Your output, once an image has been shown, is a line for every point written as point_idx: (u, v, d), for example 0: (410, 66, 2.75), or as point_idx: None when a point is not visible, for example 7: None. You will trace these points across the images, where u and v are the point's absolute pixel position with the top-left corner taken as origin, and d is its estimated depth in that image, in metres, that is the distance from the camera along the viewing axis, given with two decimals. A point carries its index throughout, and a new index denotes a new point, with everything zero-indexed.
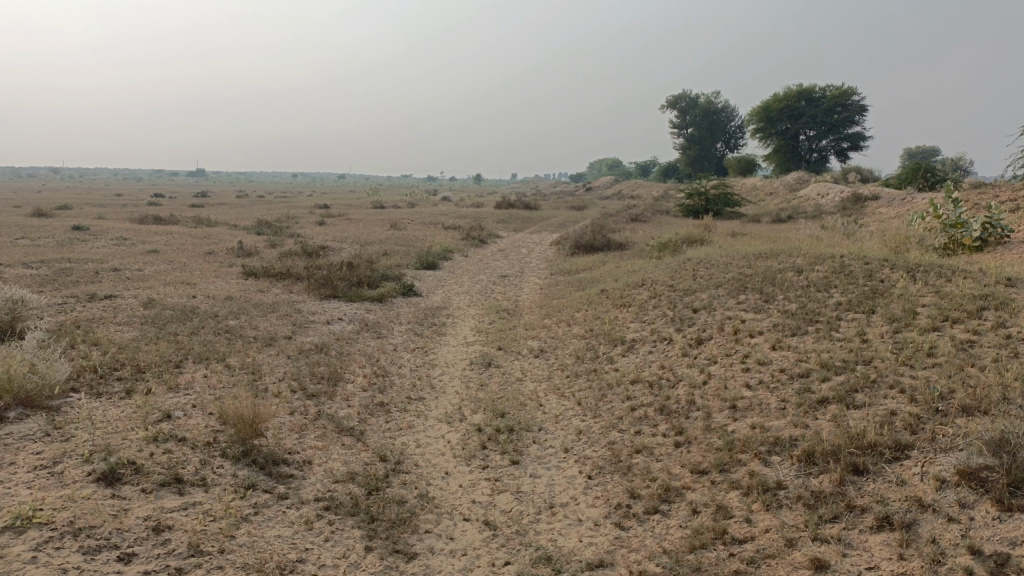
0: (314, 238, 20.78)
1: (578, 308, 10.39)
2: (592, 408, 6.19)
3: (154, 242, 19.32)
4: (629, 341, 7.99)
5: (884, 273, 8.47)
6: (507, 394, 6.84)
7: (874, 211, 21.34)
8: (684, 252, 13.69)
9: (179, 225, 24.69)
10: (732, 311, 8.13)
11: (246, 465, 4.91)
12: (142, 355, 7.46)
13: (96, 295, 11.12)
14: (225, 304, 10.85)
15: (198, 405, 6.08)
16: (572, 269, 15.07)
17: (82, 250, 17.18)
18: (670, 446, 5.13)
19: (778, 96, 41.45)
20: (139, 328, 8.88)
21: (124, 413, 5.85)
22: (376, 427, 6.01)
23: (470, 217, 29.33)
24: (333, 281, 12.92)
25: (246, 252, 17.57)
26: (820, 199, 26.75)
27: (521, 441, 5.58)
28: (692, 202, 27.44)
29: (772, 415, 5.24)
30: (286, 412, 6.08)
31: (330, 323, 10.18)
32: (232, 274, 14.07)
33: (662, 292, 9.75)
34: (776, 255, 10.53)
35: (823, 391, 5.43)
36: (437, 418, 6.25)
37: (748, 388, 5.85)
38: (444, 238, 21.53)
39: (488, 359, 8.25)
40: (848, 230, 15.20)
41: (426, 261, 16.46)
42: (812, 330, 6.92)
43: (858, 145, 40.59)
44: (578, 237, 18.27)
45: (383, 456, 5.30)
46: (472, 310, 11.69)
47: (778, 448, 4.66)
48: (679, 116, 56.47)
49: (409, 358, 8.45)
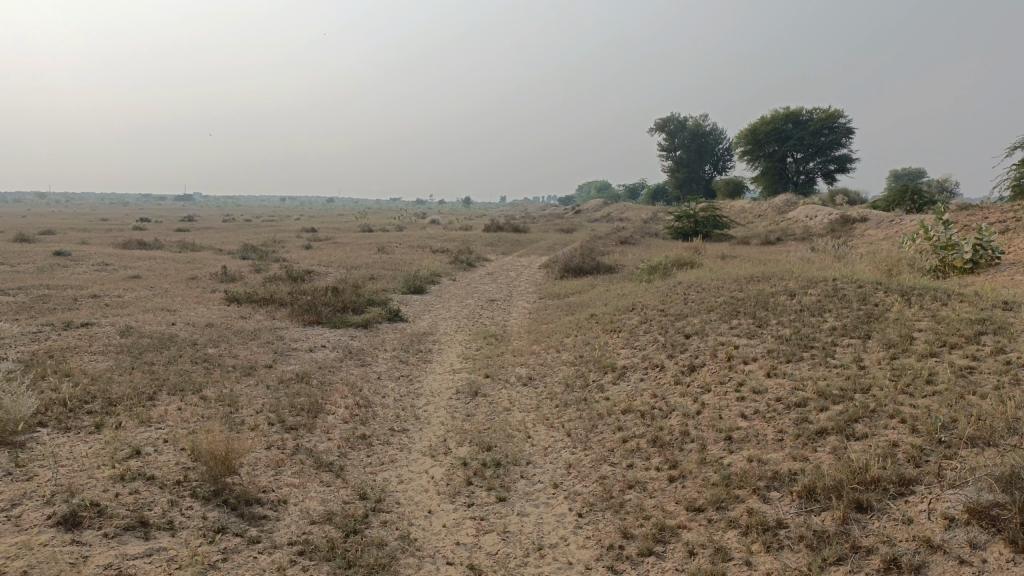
0: (301, 263, 20.55)
1: (567, 333, 10.19)
2: (582, 440, 5.96)
3: (137, 267, 19.03)
4: (620, 368, 7.77)
5: (878, 296, 8.32)
6: (494, 425, 6.60)
7: (863, 233, 21.33)
8: (674, 276, 13.53)
9: (164, 250, 24.38)
10: (724, 336, 7.94)
11: (217, 505, 4.64)
12: (115, 387, 7.18)
13: (73, 323, 10.83)
14: (206, 332, 10.58)
15: (170, 440, 5.81)
16: (561, 293, 14.89)
17: (64, 276, 16.86)
18: (663, 481, 4.90)
19: (764, 119, 41.70)
20: (115, 358, 8.60)
21: (91, 449, 5.57)
22: (357, 462, 5.76)
23: (459, 240, 29.17)
24: (317, 307, 12.68)
25: (230, 277, 17.31)
26: (808, 221, 26.75)
27: (508, 476, 5.34)
28: (681, 225, 27.41)
29: (769, 447, 5.02)
30: (262, 446, 5.82)
31: (313, 351, 9.93)
32: (216, 300, 13.81)
33: (653, 316, 9.56)
34: (768, 278, 10.38)
35: (821, 422, 5.23)
36: (421, 452, 6.00)
37: (743, 419, 5.64)
38: (433, 262, 21.34)
39: (475, 387, 8.01)
40: (838, 253, 15.12)
41: (413, 285, 16.25)
42: (807, 357, 6.73)
43: (844, 167, 40.84)
44: (567, 261, 18.12)
45: (363, 494, 5.04)
46: (459, 336, 11.47)
47: (777, 483, 4.44)
48: (666, 139, 56.77)
49: (394, 387, 8.20)
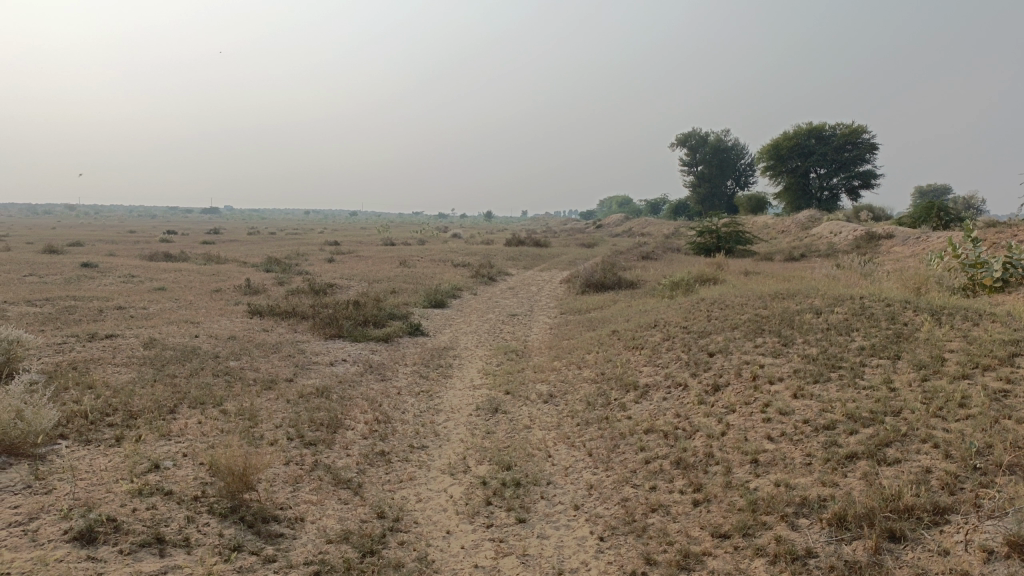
0: (322, 276, 20.62)
1: (588, 349, 10.09)
2: (603, 460, 5.85)
3: (162, 279, 19.20)
4: (642, 386, 7.66)
5: (907, 315, 8.14)
6: (514, 443, 6.51)
7: (889, 250, 21.02)
8: (697, 292, 13.38)
9: (189, 262, 24.62)
10: (749, 355, 7.80)
11: (234, 522, 4.60)
12: (136, 399, 7.19)
13: (97, 334, 10.90)
14: (227, 344, 10.61)
15: (189, 455, 5.79)
16: (582, 308, 14.79)
17: (90, 287, 17.05)
18: (687, 505, 4.78)
19: (788, 134, 41.42)
20: (137, 370, 8.63)
21: (110, 463, 5.56)
22: (375, 479, 5.69)
23: (480, 254, 29.17)
24: (338, 320, 12.69)
25: (253, 290, 17.40)
26: (833, 237, 26.44)
27: (528, 497, 5.25)
28: (704, 240, 27.22)
29: (796, 471, 4.89)
30: (280, 462, 5.77)
31: (333, 365, 9.91)
32: (238, 313, 13.87)
33: (676, 333, 9.43)
34: (793, 295, 10.22)
35: (851, 445, 5.09)
36: (440, 469, 5.93)
37: (769, 441, 5.51)
38: (454, 276, 21.33)
39: (495, 404, 7.93)
40: (865, 270, 14.88)
41: (434, 299, 16.24)
42: (835, 377, 6.57)
43: (869, 183, 40.40)
44: (589, 276, 18.03)
45: (381, 512, 4.97)
46: (480, 351, 11.40)
47: (805, 510, 4.31)
48: (689, 154, 56.55)
49: (413, 402, 8.15)
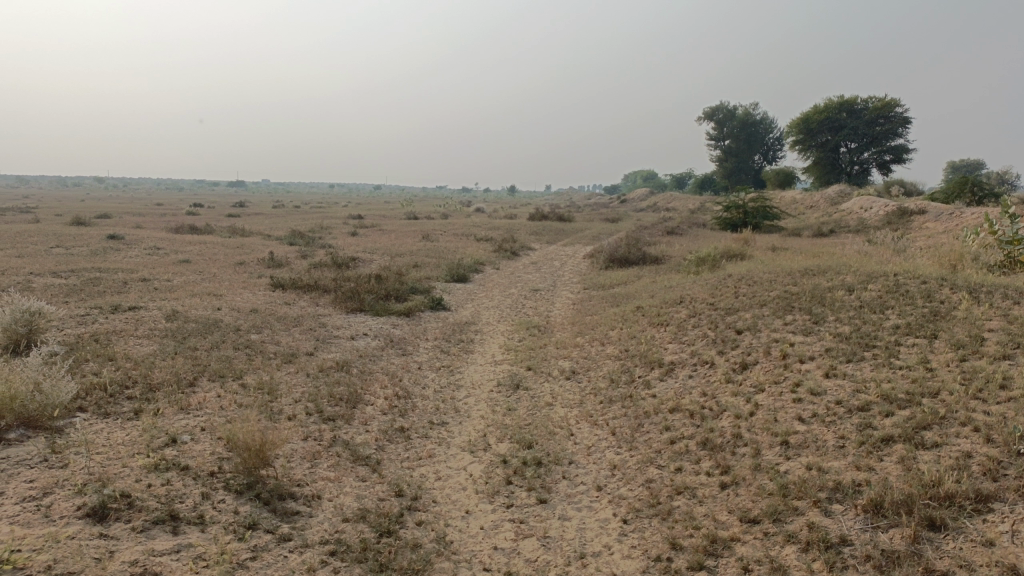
0: (345, 249, 20.57)
1: (612, 325, 9.90)
2: (627, 440, 5.70)
3: (187, 252, 19.24)
4: (667, 363, 7.48)
5: (943, 293, 7.86)
6: (536, 421, 6.38)
7: (921, 226, 20.51)
8: (724, 268, 13.09)
9: (214, 235, 24.68)
10: (778, 333, 7.58)
11: (249, 499, 4.52)
12: (156, 372, 7.16)
13: (120, 306, 10.91)
14: (249, 317, 10.57)
15: (207, 429, 5.73)
16: (605, 283, 14.58)
17: (114, 259, 17.11)
18: (714, 488, 4.62)
19: (818, 107, 40.53)
20: (158, 343, 8.59)
21: (128, 437, 5.51)
22: (394, 456, 5.59)
23: (503, 229, 28.93)
24: (360, 294, 12.60)
25: (276, 263, 17.37)
26: (863, 213, 25.84)
27: (549, 476, 5.11)
28: (730, 215, 26.78)
29: (829, 455, 4.70)
30: (298, 437, 5.70)
31: (354, 339, 9.83)
32: (260, 285, 13.84)
33: (702, 310, 9.21)
34: (824, 272, 9.94)
35: (887, 428, 4.88)
36: (460, 447, 5.82)
37: (800, 422, 5.32)
38: (477, 251, 21.17)
39: (516, 380, 7.79)
40: (897, 246, 14.50)
41: (456, 273, 16.11)
42: (869, 357, 6.34)
43: (901, 157, 39.46)
44: (612, 251, 17.78)
45: (399, 490, 4.87)
46: (502, 326, 11.26)
47: (839, 496, 4.13)
48: (716, 128, 55.62)
49: (434, 378, 8.04)
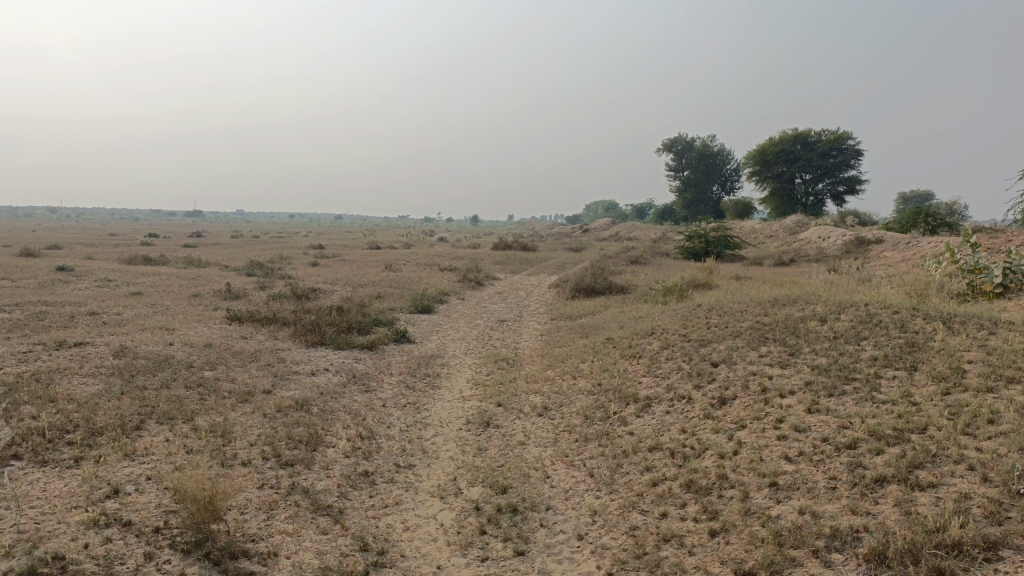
0: (306, 280, 20.07)
1: (583, 358, 9.64)
2: (606, 482, 5.40)
3: (140, 284, 18.57)
4: (643, 399, 7.21)
5: (917, 323, 7.75)
6: (508, 462, 6.04)
7: (880, 255, 20.76)
8: (691, 298, 12.97)
9: (169, 266, 23.96)
10: (755, 366, 7.38)
11: (198, 559, 4.10)
12: (100, 414, 6.67)
13: (65, 342, 10.31)
14: (203, 353, 10.07)
15: (154, 478, 5.28)
16: (572, 314, 14.33)
17: (63, 292, 16.42)
18: (703, 536, 4.34)
19: (773, 139, 41.29)
20: (105, 381, 8.08)
21: (65, 488, 5.03)
22: (358, 505, 5.19)
23: (467, 258, 28.62)
24: (321, 327, 12.17)
25: (233, 295, 16.83)
26: (822, 242, 26.13)
27: (526, 525, 4.78)
28: (692, 244, 26.90)
29: (821, 497, 4.46)
30: (254, 486, 5.29)
31: (315, 375, 9.40)
32: (216, 318, 13.33)
33: (675, 341, 9.00)
34: (794, 301, 9.82)
35: (879, 467, 4.66)
36: (428, 492, 5.45)
37: (787, 461, 5.08)
38: (440, 281, 20.83)
39: (486, 417, 7.45)
40: (862, 275, 14.51)
41: (421, 304, 15.75)
42: (850, 391, 6.15)
43: (854, 188, 40.27)
44: (579, 280, 17.60)
45: (364, 545, 4.49)
46: (469, 359, 10.92)
47: (838, 544, 3.89)
48: (675, 159, 56.31)
49: (399, 416, 7.65)
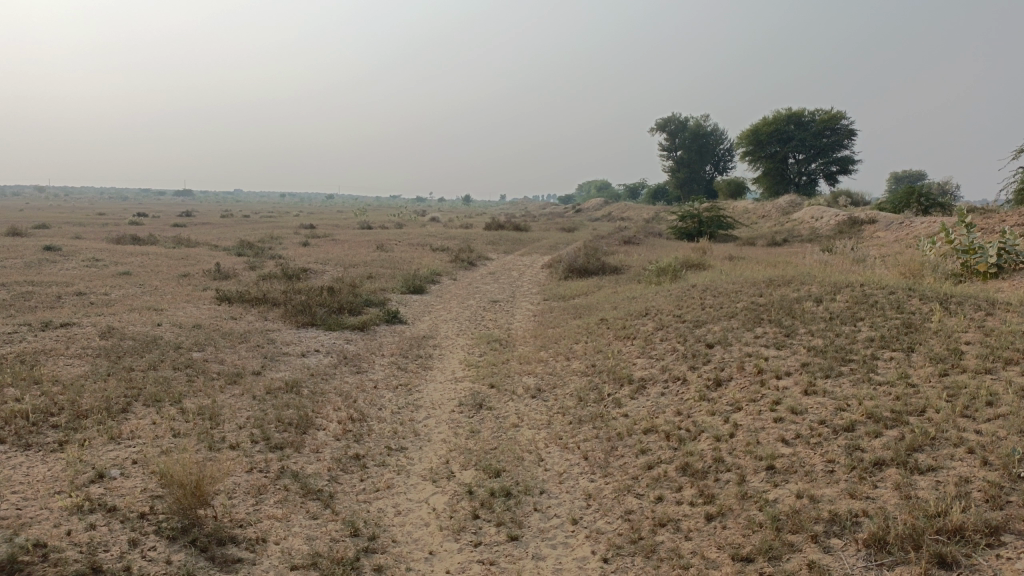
0: (296, 260, 19.88)
1: (576, 339, 9.54)
2: (601, 465, 5.33)
3: (129, 263, 18.36)
4: (637, 380, 7.13)
5: (914, 304, 7.68)
6: (501, 445, 5.96)
7: (873, 235, 20.71)
8: (685, 278, 12.88)
9: (159, 245, 23.71)
10: (750, 347, 7.30)
11: (184, 545, 4.00)
12: (85, 397, 6.54)
13: (52, 323, 10.15)
14: (192, 334, 9.93)
15: (140, 462, 5.18)
16: (565, 295, 14.23)
17: (50, 272, 16.21)
18: (699, 520, 4.27)
19: (767, 118, 41.04)
20: (92, 363, 7.94)
21: (48, 472, 4.91)
22: (348, 489, 5.11)
23: (459, 238, 28.45)
24: (311, 308, 12.02)
25: (223, 275, 16.66)
26: (815, 222, 26.06)
27: (520, 509, 4.71)
28: (685, 225, 26.79)
29: (819, 481, 4.39)
30: (242, 470, 5.19)
31: (305, 356, 9.29)
32: (206, 299, 13.17)
33: (669, 323, 8.91)
34: (789, 281, 9.73)
35: (877, 450, 4.59)
36: (420, 476, 5.37)
37: (784, 444, 5.01)
38: (432, 261, 20.68)
39: (479, 399, 7.36)
40: (857, 255, 14.44)
41: (412, 285, 15.61)
42: (847, 372, 6.08)
43: (847, 169, 40.18)
44: (572, 261, 17.48)
45: (354, 530, 4.41)
46: (461, 341, 10.82)
47: (837, 529, 3.84)
48: (668, 139, 56.02)
49: (391, 398, 7.55)
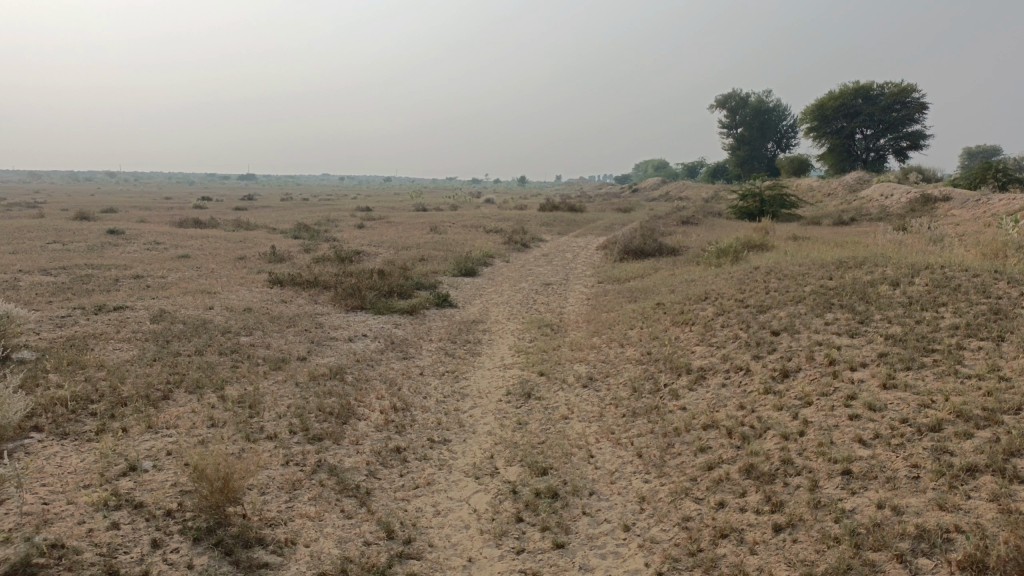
0: (350, 242, 19.81)
1: (631, 324, 9.11)
2: (657, 464, 4.94)
3: (188, 246, 18.58)
4: (696, 370, 6.69)
5: (1001, 287, 6.99)
6: (549, 439, 5.62)
7: (947, 213, 19.56)
8: (747, 260, 12.27)
9: (218, 229, 23.99)
10: (820, 335, 6.76)
11: (208, 548, 3.78)
12: (127, 383, 6.43)
13: (105, 306, 10.20)
14: (240, 317, 9.84)
15: (174, 454, 5.01)
16: (620, 277, 13.76)
17: (112, 255, 16.48)
18: (766, 531, 3.85)
19: (832, 93, 39.35)
20: (139, 347, 7.87)
21: (81, 464, 4.77)
22: (386, 485, 4.83)
23: (514, 220, 28.09)
24: (361, 291, 11.85)
25: (278, 258, 16.66)
26: (885, 200, 24.83)
27: (568, 512, 4.37)
28: (746, 204, 25.86)
29: (902, 489, 3.91)
30: (277, 463, 4.98)
31: (352, 341, 9.10)
32: (259, 282, 13.15)
33: (730, 307, 8.41)
34: (860, 263, 9.06)
35: (969, 454, 4.07)
36: (463, 472, 5.07)
37: (861, 445, 4.52)
38: (486, 243, 20.40)
39: (527, 388, 7.02)
40: (933, 234, 13.54)
41: (464, 267, 15.34)
42: (930, 364, 5.52)
43: (918, 144, 38.30)
44: (627, 242, 16.96)
45: (389, 532, 4.13)
46: (512, 325, 10.50)
47: (926, 547, 3.38)
48: (728, 115, 54.44)
49: (436, 386, 7.29)
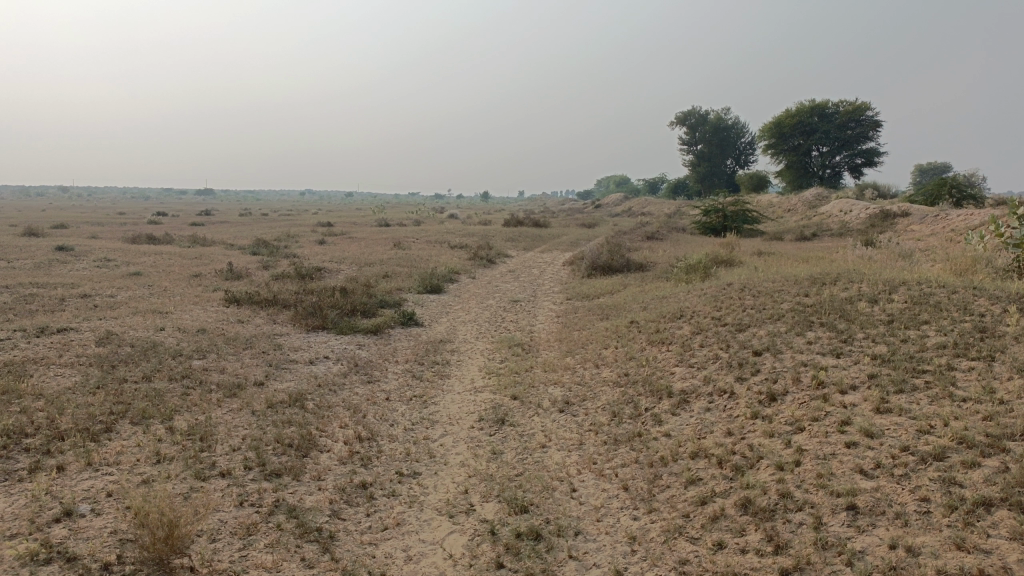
0: (311, 259, 19.23)
1: (606, 343, 8.80)
2: (645, 499, 4.61)
3: (141, 263, 17.85)
4: (678, 393, 6.38)
5: (982, 304, 6.82)
6: (527, 471, 5.25)
7: (907, 228, 19.71)
8: (717, 276, 12.07)
9: (173, 245, 23.24)
10: (804, 355, 6.51)
11: None
12: (67, 414, 5.90)
13: (48, 328, 9.56)
14: (194, 339, 9.31)
15: (116, 496, 4.52)
16: (589, 294, 13.47)
17: (60, 273, 15.70)
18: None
19: (789, 111, 39.89)
20: (83, 373, 7.32)
21: (9, 509, 4.26)
22: (352, 527, 4.41)
23: (478, 236, 27.69)
24: (322, 310, 11.36)
25: (235, 275, 16.04)
26: (844, 215, 25.06)
27: (554, 555, 4.00)
28: (710, 219, 25.86)
29: (914, 526, 3.63)
30: (231, 504, 4.52)
31: (313, 364, 8.64)
32: (214, 300, 12.57)
33: (708, 325, 8.15)
34: (836, 279, 8.85)
35: (980, 486, 3.80)
36: (436, 509, 4.67)
37: (863, 476, 4.24)
38: (451, 259, 20.00)
39: (501, 414, 6.65)
40: (900, 250, 13.50)
41: (429, 284, 14.91)
42: (922, 386, 5.28)
43: (872, 161, 38.98)
44: (595, 257, 16.70)
45: None
46: (481, 345, 10.11)
47: None
48: (688, 132, 54.95)
49: (404, 412, 6.87)
